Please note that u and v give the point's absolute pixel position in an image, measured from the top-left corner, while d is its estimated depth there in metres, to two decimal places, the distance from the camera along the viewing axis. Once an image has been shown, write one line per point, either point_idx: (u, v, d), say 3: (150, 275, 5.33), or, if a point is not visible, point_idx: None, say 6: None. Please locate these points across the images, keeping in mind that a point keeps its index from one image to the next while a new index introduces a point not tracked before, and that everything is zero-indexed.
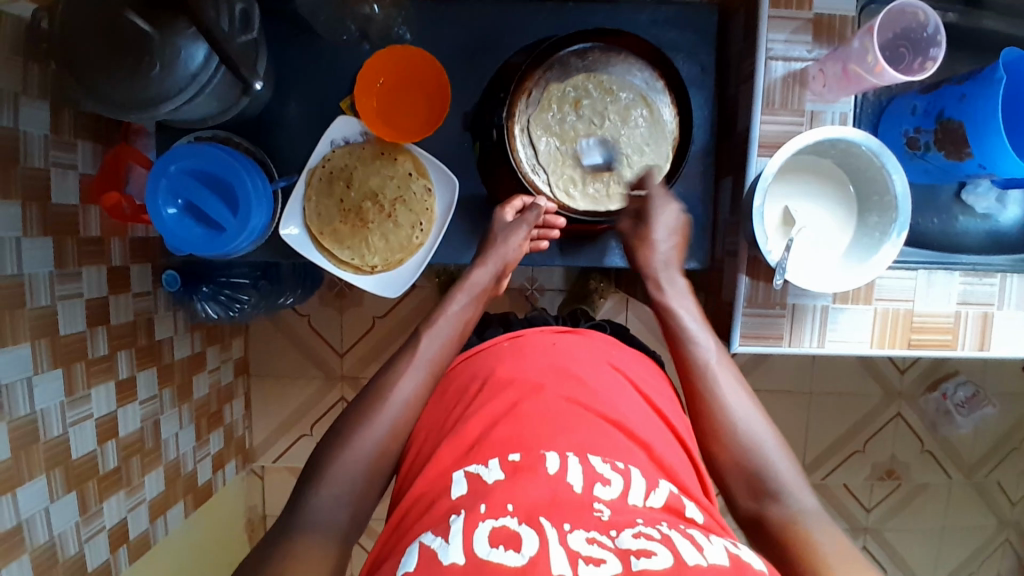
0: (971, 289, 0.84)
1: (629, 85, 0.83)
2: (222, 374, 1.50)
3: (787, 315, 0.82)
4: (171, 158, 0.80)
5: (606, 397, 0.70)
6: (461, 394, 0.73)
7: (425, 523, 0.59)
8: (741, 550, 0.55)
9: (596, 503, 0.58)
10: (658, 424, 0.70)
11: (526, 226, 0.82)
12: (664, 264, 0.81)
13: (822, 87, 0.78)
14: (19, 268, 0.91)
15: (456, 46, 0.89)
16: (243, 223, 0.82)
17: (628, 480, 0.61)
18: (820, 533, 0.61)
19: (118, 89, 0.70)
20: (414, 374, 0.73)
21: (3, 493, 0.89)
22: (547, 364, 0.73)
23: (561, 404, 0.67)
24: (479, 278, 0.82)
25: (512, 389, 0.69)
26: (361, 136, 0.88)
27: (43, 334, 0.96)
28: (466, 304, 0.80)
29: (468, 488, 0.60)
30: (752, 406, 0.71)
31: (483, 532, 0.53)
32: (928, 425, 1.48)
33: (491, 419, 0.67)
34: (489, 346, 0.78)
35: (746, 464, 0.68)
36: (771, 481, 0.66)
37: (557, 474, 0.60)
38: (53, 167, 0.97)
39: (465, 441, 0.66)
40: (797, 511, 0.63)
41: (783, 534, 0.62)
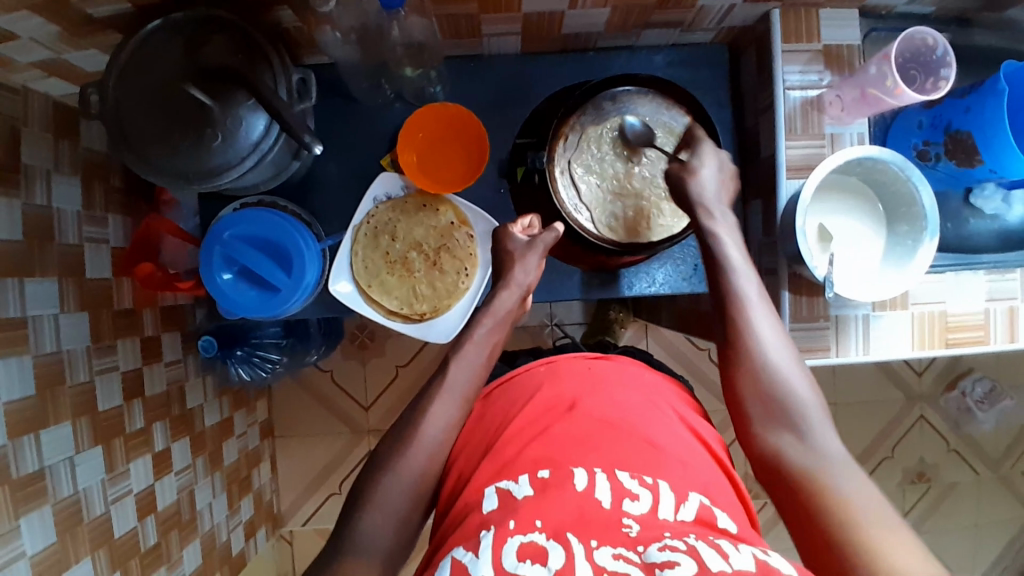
0: (996, 286, 0.89)
1: (660, 123, 0.88)
2: (249, 439, 1.48)
3: (831, 327, 0.85)
4: (224, 225, 0.82)
5: (639, 418, 0.70)
6: (500, 419, 0.74)
7: (457, 537, 0.60)
8: (770, 557, 0.53)
9: (625, 518, 0.58)
10: (691, 442, 0.71)
11: (540, 247, 0.85)
12: (713, 199, 0.80)
13: (840, 111, 0.84)
14: (58, 345, 0.91)
15: (486, 99, 0.94)
16: (297, 282, 0.84)
17: (657, 495, 0.60)
18: (845, 476, 0.61)
19: (183, 160, 0.73)
20: (448, 399, 0.75)
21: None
22: (581, 386, 0.74)
23: (593, 424, 0.68)
24: (503, 303, 0.83)
25: (548, 414, 0.71)
26: (403, 191, 0.92)
27: (83, 411, 0.95)
28: (491, 329, 0.81)
29: (497, 502, 0.61)
30: (783, 344, 0.72)
31: (512, 547, 0.54)
32: (951, 424, 1.51)
33: (524, 441, 0.68)
34: (524, 372, 0.80)
35: (771, 400, 0.69)
36: (798, 422, 0.67)
37: (586, 490, 0.60)
38: (87, 242, 0.98)
39: (498, 460, 0.67)
40: (820, 454, 0.64)
41: (803, 472, 0.63)
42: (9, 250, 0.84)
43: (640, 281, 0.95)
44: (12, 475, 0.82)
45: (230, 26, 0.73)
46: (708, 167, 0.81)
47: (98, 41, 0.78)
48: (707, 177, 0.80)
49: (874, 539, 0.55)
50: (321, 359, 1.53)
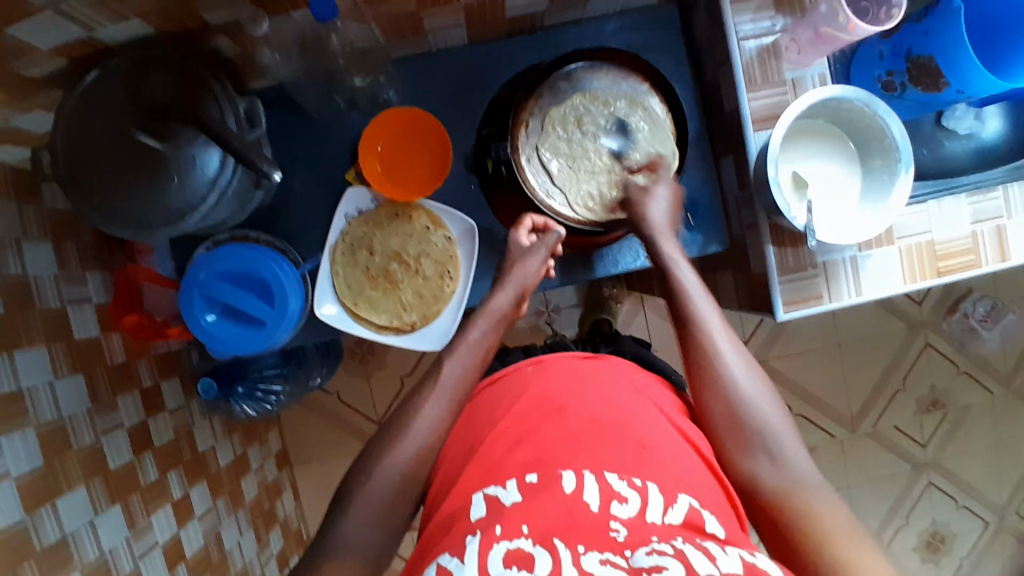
0: (979, 207, 0.87)
1: (619, 94, 0.86)
2: (267, 471, 1.47)
3: (820, 274, 0.84)
4: (200, 266, 0.81)
5: (630, 417, 0.69)
6: (483, 420, 0.73)
7: (446, 542, 0.61)
8: (756, 559, 0.54)
9: (613, 521, 0.58)
10: (684, 438, 0.69)
11: (544, 249, 0.84)
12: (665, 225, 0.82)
13: (797, 54, 0.83)
14: (58, 412, 0.90)
15: (442, 97, 0.92)
16: (282, 312, 0.83)
17: (646, 497, 0.60)
18: (820, 501, 0.64)
19: (143, 205, 0.71)
20: (439, 400, 0.76)
21: None
22: (567, 385, 0.73)
23: (581, 424, 0.68)
24: (499, 303, 0.84)
25: (535, 413, 0.70)
26: (373, 204, 0.90)
27: (94, 472, 0.94)
28: (486, 330, 0.82)
29: (486, 509, 0.61)
30: (751, 368, 0.73)
31: (498, 553, 0.55)
32: (958, 347, 1.51)
33: (511, 442, 0.68)
34: (513, 370, 0.79)
35: (737, 421, 0.70)
36: (770, 442, 0.69)
37: (574, 493, 0.60)
38: (69, 304, 0.97)
39: (486, 463, 0.66)
40: (791, 476, 0.66)
41: (777, 498, 0.66)
42: None
43: (623, 256, 0.95)
44: (34, 548, 0.81)
45: (171, 63, 0.72)
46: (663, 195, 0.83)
47: (42, 102, 0.76)
48: (661, 203, 0.83)
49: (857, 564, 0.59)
50: (324, 381, 1.53)
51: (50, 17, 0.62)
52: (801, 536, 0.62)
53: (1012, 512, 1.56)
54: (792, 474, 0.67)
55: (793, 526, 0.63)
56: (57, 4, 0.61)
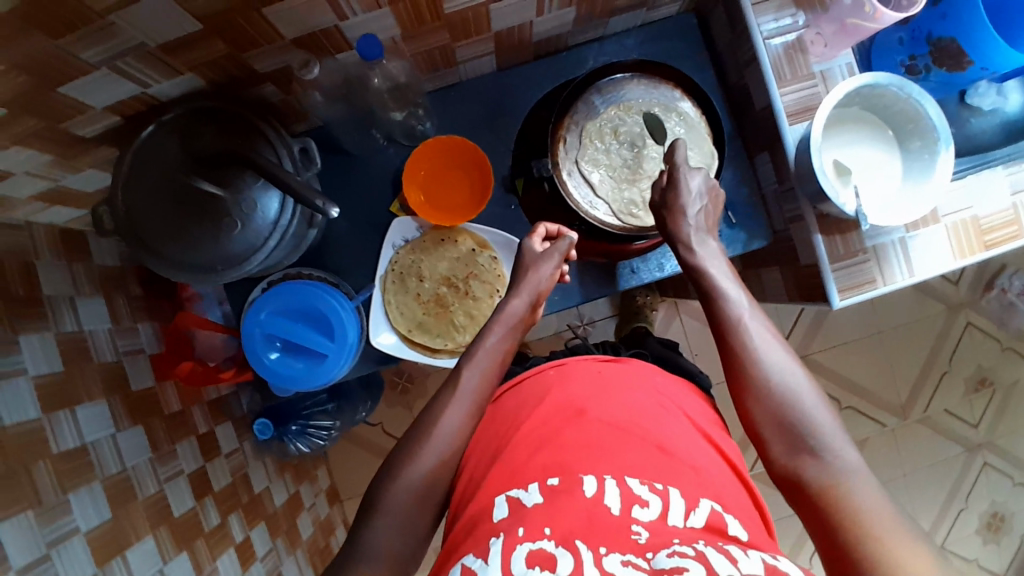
0: (1017, 179, 0.87)
1: (652, 102, 0.87)
2: (319, 508, 1.47)
3: (871, 258, 0.84)
4: (260, 305, 0.83)
5: (650, 421, 0.70)
6: (508, 425, 0.74)
7: (469, 544, 0.60)
8: (779, 561, 0.55)
9: (634, 524, 0.57)
10: (700, 441, 0.71)
11: (556, 255, 0.84)
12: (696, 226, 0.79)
13: (823, 47, 0.84)
14: (122, 463, 0.91)
15: (475, 122, 0.94)
16: (341, 344, 0.84)
17: (667, 501, 0.60)
18: (865, 498, 0.60)
19: (207, 250, 0.74)
20: (459, 407, 0.74)
21: None
22: (589, 393, 0.74)
23: (604, 430, 0.68)
24: (515, 308, 0.82)
25: (558, 418, 0.71)
26: (419, 231, 0.92)
27: (160, 521, 0.95)
28: (502, 335, 0.80)
29: (508, 510, 0.61)
30: (792, 364, 0.70)
31: (521, 553, 0.55)
32: (999, 323, 1.50)
33: (534, 448, 0.68)
34: (535, 373, 0.80)
35: (782, 420, 0.66)
36: (811, 437, 0.65)
37: (595, 496, 0.60)
38: (124, 356, 0.99)
39: (508, 468, 0.67)
40: (837, 474, 0.62)
41: (820, 492, 0.62)
42: (54, 384, 0.84)
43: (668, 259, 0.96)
44: None
45: (226, 114, 0.75)
46: (691, 199, 0.80)
47: (94, 160, 0.78)
48: (693, 208, 0.80)
49: (900, 564, 0.55)
50: (368, 413, 1.53)
51: (105, 74, 0.64)
52: (842, 533, 0.59)
53: None
54: (841, 473, 0.62)
55: (835, 520, 0.60)
56: (112, 61, 0.63)
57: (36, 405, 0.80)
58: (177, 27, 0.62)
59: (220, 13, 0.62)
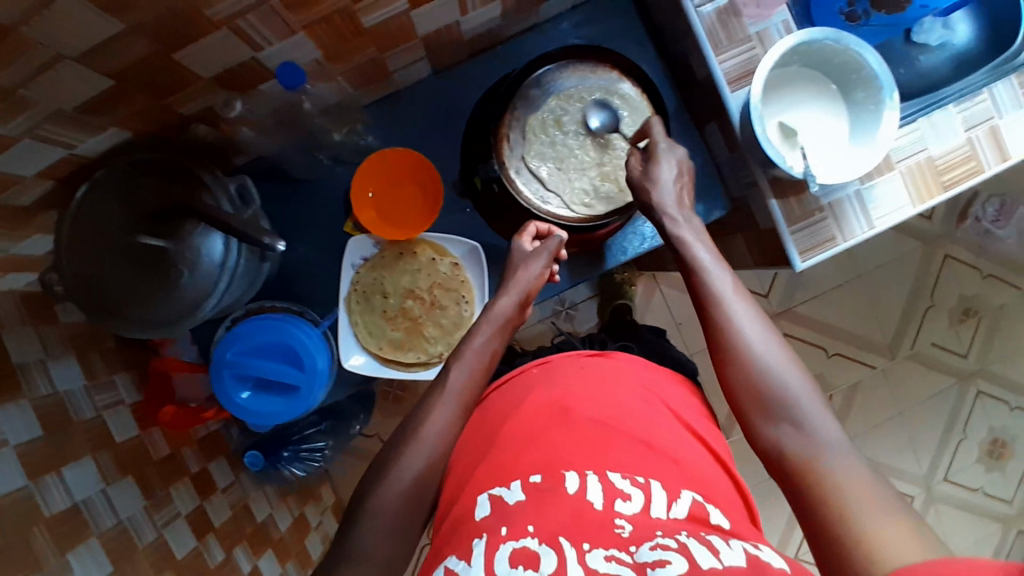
0: (969, 114, 0.86)
1: (592, 86, 0.85)
2: (327, 526, 1.48)
3: (829, 216, 0.84)
4: (223, 347, 0.82)
5: (633, 413, 0.70)
6: (490, 428, 0.73)
7: (451, 545, 0.60)
8: (761, 552, 0.56)
9: (618, 518, 0.58)
10: (675, 424, 0.71)
11: (546, 253, 0.82)
12: (678, 205, 0.79)
13: (756, 8, 0.82)
14: (117, 516, 0.91)
15: (419, 129, 0.92)
16: (313, 373, 0.84)
17: (649, 493, 0.60)
18: (842, 465, 0.58)
19: (162, 303, 0.72)
20: (445, 407, 0.72)
21: None
22: (572, 388, 0.73)
23: (588, 427, 0.68)
24: (503, 306, 0.81)
25: (541, 416, 0.70)
26: (376, 248, 0.90)
27: (165, 566, 0.95)
28: (489, 335, 0.78)
29: (490, 509, 0.61)
30: (774, 341, 0.69)
31: (505, 553, 0.54)
32: (978, 252, 1.50)
33: (517, 447, 0.67)
34: (519, 374, 0.80)
35: (762, 395, 0.65)
36: (792, 409, 0.63)
37: (578, 492, 0.60)
38: (105, 410, 0.98)
39: (493, 465, 0.66)
40: (817, 447, 0.61)
41: (799, 463, 0.61)
42: (39, 450, 0.83)
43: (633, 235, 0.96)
44: None
45: (161, 163, 0.72)
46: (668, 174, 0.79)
47: None
48: (667, 184, 0.79)
49: (877, 528, 0.52)
50: (364, 426, 1.53)
51: (29, 144, 0.62)
52: (823, 506, 0.56)
53: None
54: (818, 443, 0.61)
55: (814, 492, 0.58)
56: (34, 129, 0.61)
57: (21, 475, 0.79)
58: (89, 83, 0.60)
59: (132, 65, 0.60)
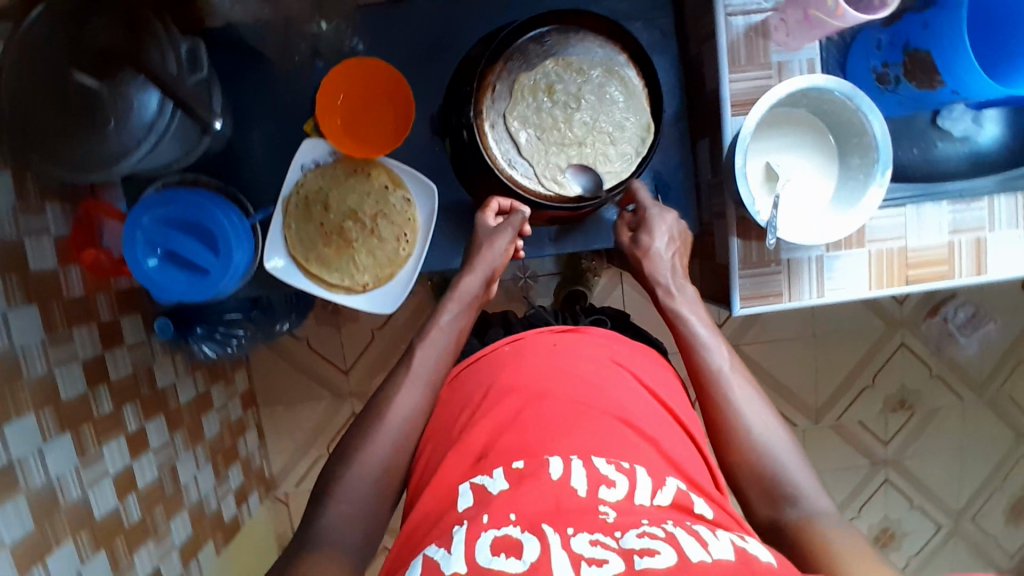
0: (961, 217, 0.84)
1: (594, 62, 0.81)
2: (231, 410, 1.49)
3: (783, 271, 0.82)
4: (142, 209, 0.79)
5: (609, 393, 0.69)
6: (465, 403, 0.72)
7: (432, 535, 0.58)
8: (748, 543, 0.53)
9: (601, 505, 0.56)
10: (654, 407, 0.70)
11: (511, 229, 0.82)
12: (671, 274, 0.82)
13: (786, 36, 0.78)
14: (9, 337, 0.89)
15: (411, 49, 0.87)
16: (226, 262, 0.82)
17: (634, 479, 0.59)
18: (829, 530, 0.60)
19: (82, 154, 0.67)
20: (412, 388, 0.73)
21: (35, 563, 0.89)
22: (547, 364, 0.71)
23: (566, 407, 0.66)
24: (469, 286, 0.81)
25: (515, 397, 0.68)
26: (331, 156, 0.87)
27: (45, 402, 0.94)
28: (457, 313, 0.80)
29: (473, 500, 0.59)
30: (768, 416, 0.70)
31: (485, 541, 0.52)
32: (934, 350, 1.49)
33: (495, 428, 0.66)
34: (489, 352, 0.77)
35: (760, 475, 0.66)
36: (787, 487, 0.65)
37: (562, 479, 0.58)
38: (26, 236, 0.95)
39: (471, 452, 0.64)
40: (806, 517, 0.62)
41: (799, 536, 0.61)
42: None
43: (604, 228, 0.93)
44: None
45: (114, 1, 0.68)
46: (660, 243, 0.83)
47: None
48: (662, 252, 0.83)
49: None
50: (294, 327, 1.51)
51: None
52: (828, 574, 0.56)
53: (967, 517, 1.58)
54: (811, 511, 0.63)
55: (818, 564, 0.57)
56: None
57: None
58: None
59: None
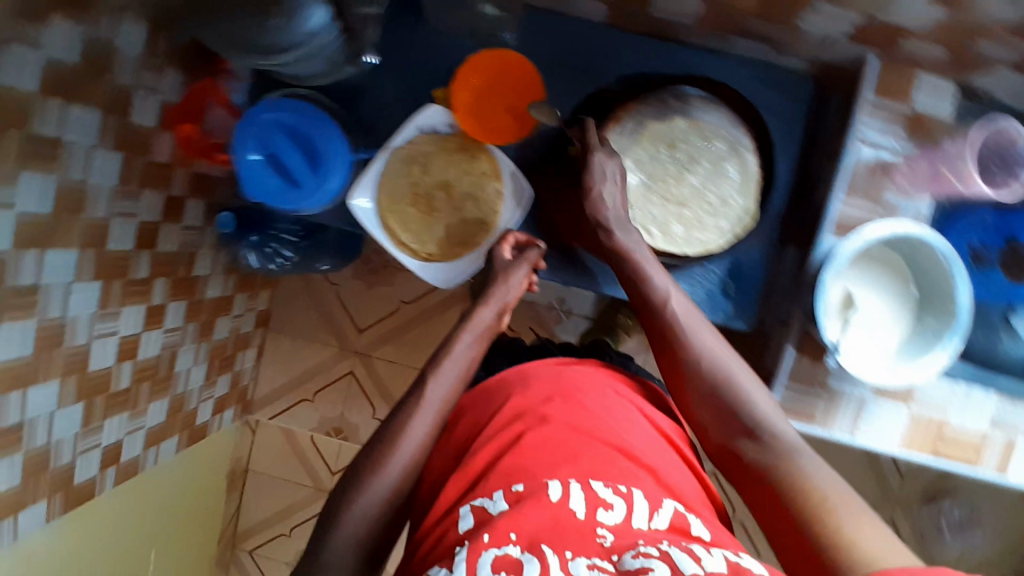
0: (1005, 413, 0.84)
1: (723, 135, 0.83)
2: (243, 323, 1.51)
3: (823, 397, 0.83)
4: (265, 107, 0.83)
5: (611, 427, 0.70)
6: (473, 423, 0.73)
7: (436, 554, 0.60)
8: (741, 559, 0.57)
9: (599, 527, 0.59)
10: (648, 437, 0.72)
11: (526, 265, 0.86)
12: (614, 211, 0.80)
13: (907, 181, 0.81)
14: (85, 175, 0.92)
15: (558, 59, 0.89)
16: (320, 183, 0.85)
17: (630, 502, 0.62)
18: (804, 461, 0.64)
19: (241, 36, 0.69)
20: (422, 419, 0.71)
21: (16, 388, 0.89)
22: (551, 389, 0.73)
23: (566, 432, 0.68)
24: (483, 317, 0.81)
25: (517, 421, 0.69)
26: (448, 127, 0.89)
27: (91, 243, 0.97)
28: (471, 344, 0.79)
29: (474, 521, 0.60)
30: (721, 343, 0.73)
31: (488, 560, 0.54)
32: (918, 537, 1.47)
33: (498, 448, 0.67)
34: (496, 380, 0.78)
35: (724, 411, 0.70)
36: (749, 418, 0.68)
37: (560, 500, 0.60)
38: (140, 87, 0.99)
39: (472, 472, 0.66)
40: (781, 445, 0.66)
41: (769, 471, 0.65)
42: (66, 74, 0.85)
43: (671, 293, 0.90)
44: (6, 282, 0.83)
45: None
46: (610, 193, 0.79)
47: None
48: (609, 197, 0.79)
49: (853, 528, 0.57)
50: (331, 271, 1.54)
51: None
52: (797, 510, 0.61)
53: None
54: (788, 446, 0.66)
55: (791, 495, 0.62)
56: None
57: (33, 79, 0.80)
58: None
59: None
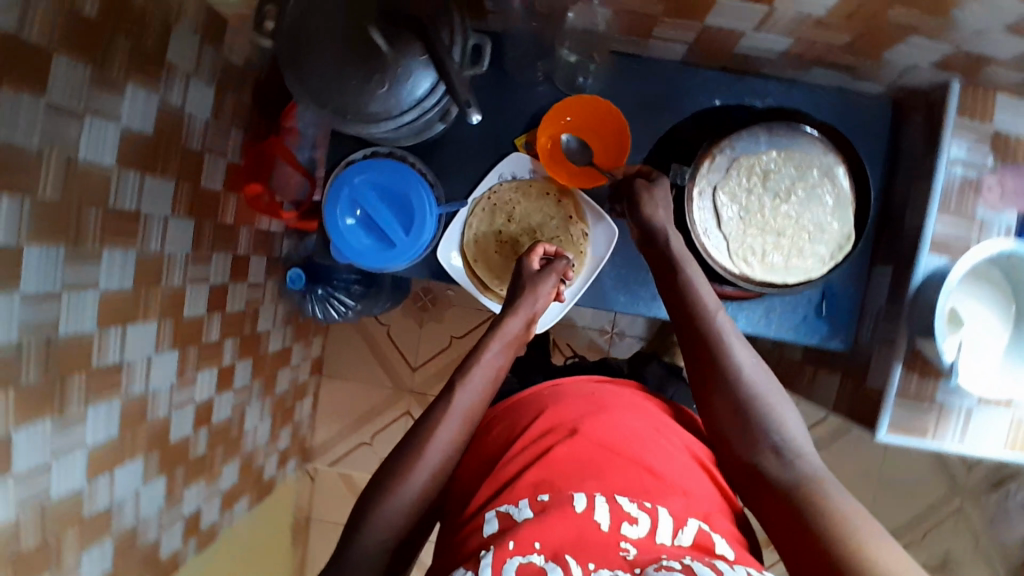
0: None
1: (816, 163, 0.84)
2: (301, 371, 1.51)
3: (933, 412, 0.83)
4: (356, 170, 0.84)
5: (639, 443, 0.68)
6: (506, 434, 0.73)
7: (457, 560, 0.59)
8: None
9: (622, 541, 0.57)
10: (674, 448, 0.70)
11: (554, 276, 0.82)
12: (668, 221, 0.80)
13: (997, 197, 0.82)
14: (162, 244, 0.89)
15: (631, 101, 0.90)
16: (414, 242, 0.84)
17: (655, 518, 0.59)
18: (820, 485, 0.63)
19: (346, 96, 0.71)
20: (450, 425, 0.70)
21: (105, 470, 0.86)
22: (585, 407, 0.73)
23: (596, 448, 0.66)
24: (512, 326, 0.80)
25: (548, 435, 0.69)
26: (530, 174, 0.91)
27: (169, 313, 0.94)
28: (498, 352, 0.77)
29: (498, 527, 0.59)
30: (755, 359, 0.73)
31: (511, 568, 0.53)
32: (988, 525, 1.46)
33: (528, 460, 0.66)
34: (530, 395, 0.79)
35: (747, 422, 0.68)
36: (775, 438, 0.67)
37: (585, 513, 0.59)
38: (208, 151, 0.98)
39: (501, 481, 0.65)
40: (802, 471, 0.64)
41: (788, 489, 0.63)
42: (135, 142, 0.80)
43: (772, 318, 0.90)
44: (92, 363, 0.80)
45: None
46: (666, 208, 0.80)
47: None
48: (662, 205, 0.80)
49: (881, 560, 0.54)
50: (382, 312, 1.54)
51: None
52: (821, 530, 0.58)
53: None
54: (810, 469, 0.65)
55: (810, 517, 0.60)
56: None
57: (112, 153, 0.76)
58: None
59: None
